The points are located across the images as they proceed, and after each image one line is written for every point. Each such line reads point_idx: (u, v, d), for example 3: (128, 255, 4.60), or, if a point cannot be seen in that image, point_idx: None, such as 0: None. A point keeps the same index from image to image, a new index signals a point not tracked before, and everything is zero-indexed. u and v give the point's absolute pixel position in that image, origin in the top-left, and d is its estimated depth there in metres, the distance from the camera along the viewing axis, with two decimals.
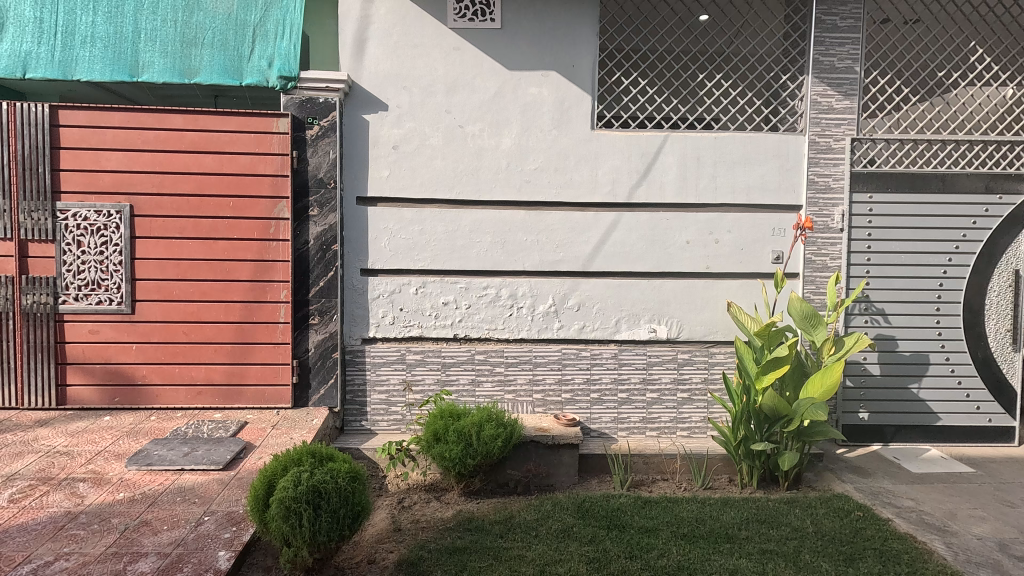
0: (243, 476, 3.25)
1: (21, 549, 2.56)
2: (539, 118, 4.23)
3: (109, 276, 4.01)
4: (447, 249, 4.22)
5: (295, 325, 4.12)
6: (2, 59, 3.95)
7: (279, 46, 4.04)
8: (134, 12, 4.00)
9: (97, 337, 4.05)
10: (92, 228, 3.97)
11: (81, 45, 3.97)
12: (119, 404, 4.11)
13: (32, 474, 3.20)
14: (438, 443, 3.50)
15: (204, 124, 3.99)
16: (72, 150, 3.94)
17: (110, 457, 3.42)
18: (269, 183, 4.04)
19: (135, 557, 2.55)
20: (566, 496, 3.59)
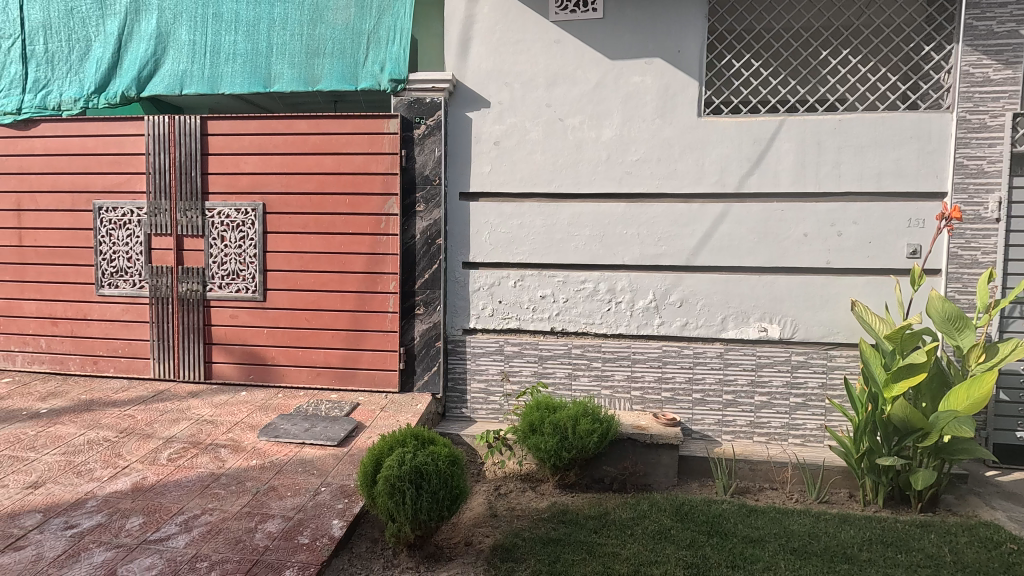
0: (355, 453, 3.51)
1: (176, 502, 2.99)
2: (642, 108, 4.10)
3: (246, 267, 4.50)
4: (546, 243, 4.24)
5: (402, 314, 4.36)
6: (166, 78, 4.59)
7: (390, 51, 4.28)
8: (268, 28, 4.43)
9: (236, 321, 4.57)
10: (233, 224, 4.48)
11: (225, 62, 4.49)
12: (253, 381, 4.61)
13: (186, 438, 3.71)
14: (534, 434, 3.54)
15: (325, 127, 4.34)
16: (218, 156, 4.48)
17: (246, 428, 3.86)
18: (381, 181, 4.31)
19: (264, 518, 2.87)
20: (664, 498, 3.48)
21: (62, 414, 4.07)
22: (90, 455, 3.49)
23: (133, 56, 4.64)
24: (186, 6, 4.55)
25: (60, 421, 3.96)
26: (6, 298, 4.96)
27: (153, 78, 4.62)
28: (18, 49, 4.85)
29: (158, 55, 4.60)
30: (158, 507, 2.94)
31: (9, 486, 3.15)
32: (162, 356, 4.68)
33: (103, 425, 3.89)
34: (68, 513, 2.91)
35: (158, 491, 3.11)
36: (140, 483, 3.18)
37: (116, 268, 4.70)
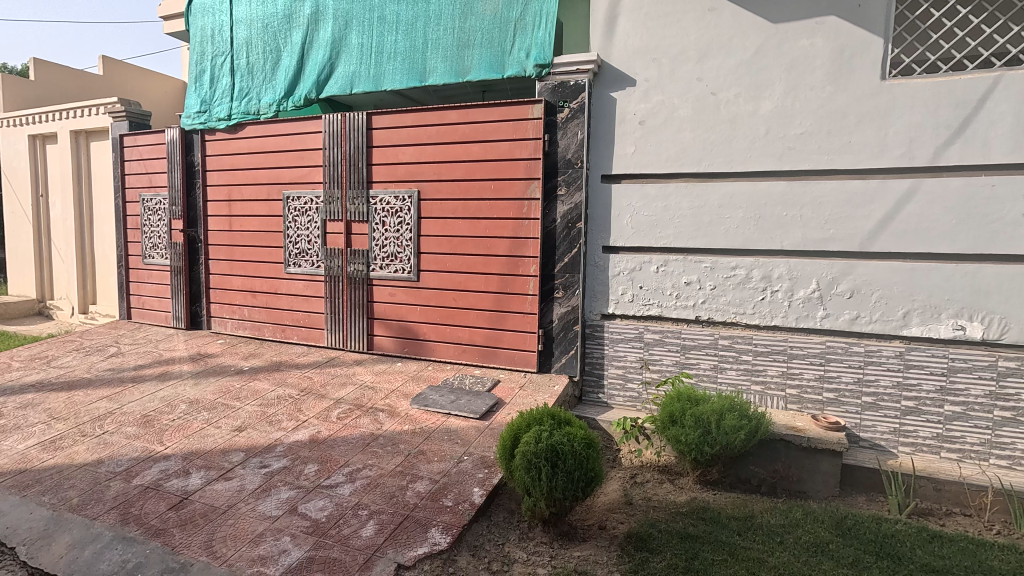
0: (495, 427, 3.68)
1: (344, 455, 3.41)
2: (810, 74, 3.67)
3: (402, 249, 4.91)
4: (692, 226, 4.02)
5: (542, 297, 4.43)
6: (340, 80, 5.15)
7: (536, 37, 4.33)
8: (424, 25, 4.72)
9: (393, 298, 5.02)
10: (392, 211, 4.91)
11: (387, 61, 4.89)
12: (407, 354, 5.04)
13: (351, 400, 4.18)
14: (673, 426, 3.41)
15: (474, 116, 4.54)
16: (380, 148, 4.92)
17: (400, 396, 4.24)
18: (524, 166, 4.40)
19: (414, 478, 3.14)
20: (822, 508, 3.14)
21: (259, 372, 4.83)
22: (278, 408, 4.11)
23: (314, 63, 5.27)
24: (356, 13, 5.03)
25: (258, 378, 4.71)
26: (220, 274, 5.99)
27: (329, 81, 5.21)
28: (229, 64, 5.78)
29: (334, 60, 5.17)
30: (330, 458, 3.37)
31: (222, 428, 3.84)
32: (334, 327, 5.32)
33: (288, 384, 4.55)
34: (262, 455, 3.46)
35: (329, 444, 3.56)
36: (315, 435, 3.67)
37: (299, 250, 5.42)
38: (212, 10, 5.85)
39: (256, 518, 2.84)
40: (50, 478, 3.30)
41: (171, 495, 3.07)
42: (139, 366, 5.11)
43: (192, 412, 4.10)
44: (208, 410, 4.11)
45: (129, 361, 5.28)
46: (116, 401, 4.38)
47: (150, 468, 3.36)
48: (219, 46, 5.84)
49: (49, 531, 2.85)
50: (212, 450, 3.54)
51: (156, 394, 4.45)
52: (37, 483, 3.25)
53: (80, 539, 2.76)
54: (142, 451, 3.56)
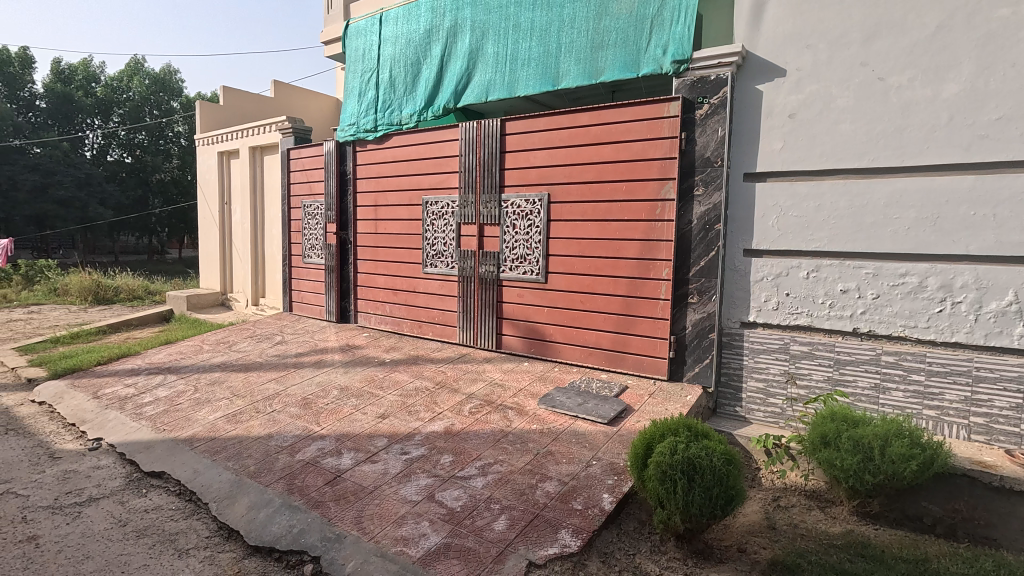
0: (624, 433, 3.60)
1: (476, 449, 3.55)
2: (1011, 49, 3.13)
3: (532, 251, 5.00)
4: (851, 227, 3.61)
5: (675, 302, 4.26)
6: (476, 88, 5.39)
7: (674, 32, 4.17)
8: (558, 29, 4.77)
9: (522, 299, 5.13)
10: (523, 213, 5.02)
11: (522, 67, 5.02)
12: (534, 354, 5.11)
13: (482, 396, 4.35)
14: (826, 448, 3.09)
15: (606, 118, 4.49)
16: (513, 153, 5.06)
17: (528, 395, 4.32)
18: (658, 166, 4.26)
19: (543, 477, 3.18)
20: (1020, 562, 2.65)
21: (398, 364, 5.20)
22: (416, 399, 4.39)
23: (453, 73, 5.57)
24: (492, 23, 5.23)
25: (398, 370, 5.07)
26: (366, 273, 6.55)
27: (467, 90, 5.47)
28: (377, 80, 6.31)
29: (471, 70, 5.42)
30: (463, 451, 3.53)
31: (368, 414, 4.19)
32: (465, 325, 5.57)
33: (425, 377, 4.85)
34: (403, 442, 3.71)
35: (462, 437, 3.73)
36: (450, 427, 3.87)
37: (435, 251, 5.76)
38: (365, 32, 6.43)
39: (399, 500, 3.06)
40: (233, 446, 3.84)
41: (327, 471, 3.42)
42: (299, 354, 5.76)
43: (344, 397, 4.53)
44: (356, 397, 4.52)
45: (291, 349, 5.97)
46: (282, 383, 4.98)
47: (310, 445, 3.77)
48: (369, 64, 6.40)
49: (233, 492, 3.31)
50: (360, 434, 3.88)
51: (313, 379, 4.98)
52: (224, 450, 3.80)
53: (256, 502, 3.17)
54: (303, 430, 4.00)
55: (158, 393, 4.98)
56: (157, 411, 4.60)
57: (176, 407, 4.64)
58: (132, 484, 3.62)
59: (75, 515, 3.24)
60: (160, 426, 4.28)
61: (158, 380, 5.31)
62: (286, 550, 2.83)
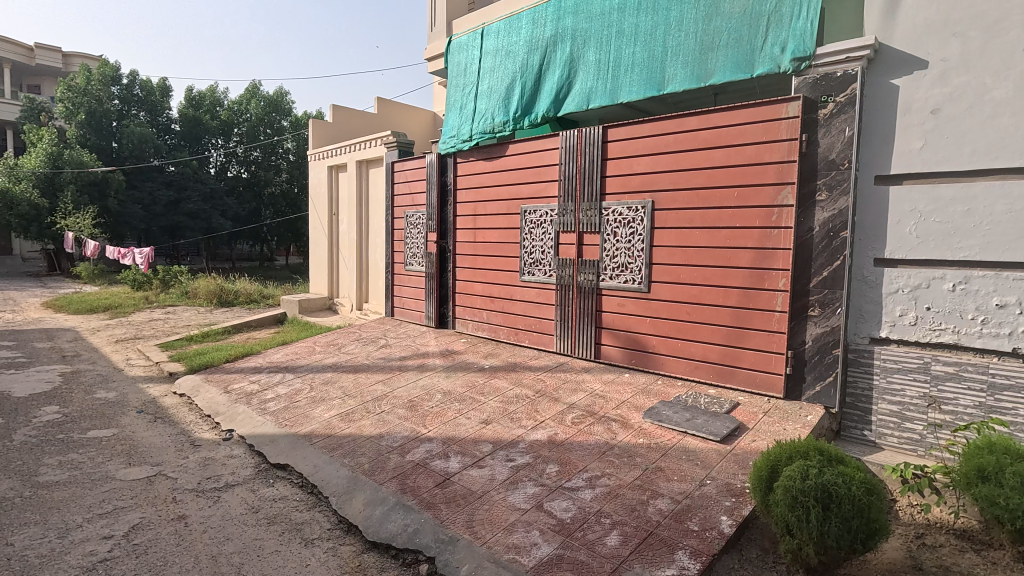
0: (739, 453, 3.40)
1: (582, 460, 3.50)
2: None
3: (633, 260, 4.89)
4: (1010, 234, 3.20)
5: (793, 314, 3.98)
6: (576, 97, 5.38)
7: (794, 27, 3.93)
8: (664, 32, 4.66)
9: (623, 309, 5.03)
10: (625, 221, 4.93)
11: (625, 73, 4.95)
12: (635, 366, 4.98)
13: (583, 407, 4.30)
14: (983, 483, 2.74)
15: (717, 121, 4.32)
16: (615, 160, 5.00)
17: (632, 407, 4.22)
18: (775, 170, 4.02)
19: (654, 494, 3.08)
20: None
21: (498, 371, 5.28)
22: (518, 406, 4.42)
23: (551, 82, 5.61)
24: (594, 30, 5.21)
25: (497, 376, 5.14)
26: (465, 280, 6.73)
27: (567, 98, 5.48)
28: (477, 92, 6.49)
29: (572, 78, 5.43)
30: (568, 462, 3.50)
31: (471, 419, 4.28)
32: (562, 334, 5.54)
33: (524, 384, 4.88)
34: (507, 449, 3.75)
35: (567, 447, 3.70)
36: (553, 437, 3.85)
37: (533, 259, 5.80)
38: (466, 47, 6.65)
39: (508, 507, 3.08)
40: (348, 444, 4.06)
41: (436, 473, 3.52)
42: (402, 357, 6.01)
43: (447, 401, 4.66)
44: (459, 401, 4.63)
45: (395, 352, 6.24)
46: (389, 385, 5.21)
47: (418, 447, 3.90)
48: (469, 78, 6.60)
49: (350, 488, 3.49)
50: (466, 438, 3.96)
51: (417, 382, 5.17)
52: (340, 447, 4.03)
53: (372, 499, 3.32)
54: (412, 431, 4.16)
55: (279, 390, 5.39)
56: (279, 407, 4.97)
57: (295, 403, 5.00)
58: (261, 473, 3.91)
59: (214, 499, 3.52)
60: (283, 421, 4.62)
61: (278, 378, 5.75)
62: (402, 548, 2.93)
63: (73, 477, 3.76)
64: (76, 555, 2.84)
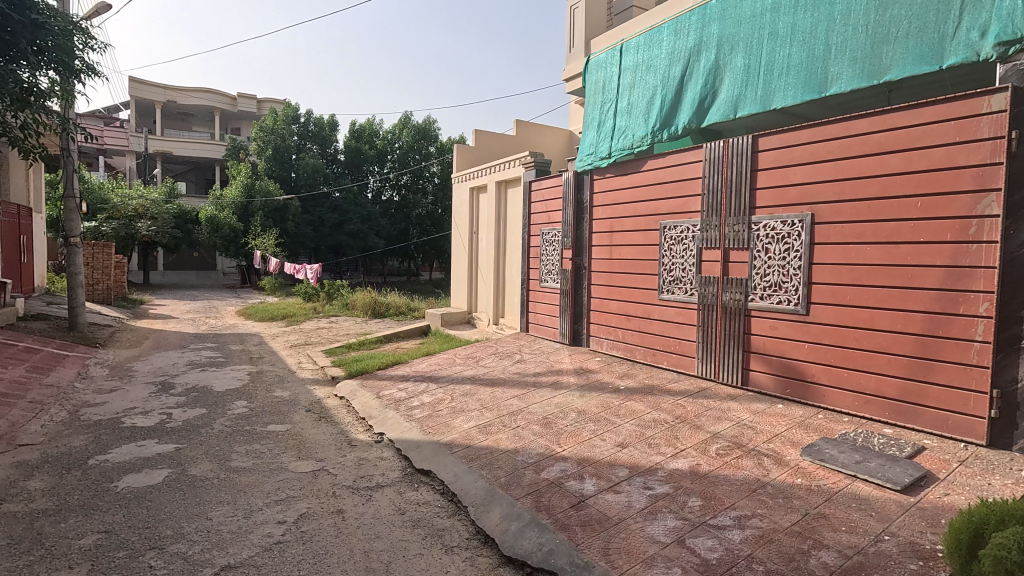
0: (927, 508, 2.89)
1: (729, 496, 3.23)
2: None
3: (789, 279, 4.45)
4: None
5: (999, 346, 3.32)
6: (722, 106, 5.09)
7: (999, 6, 3.34)
8: (827, 29, 4.24)
9: (775, 332, 4.59)
10: (778, 237, 4.52)
11: (779, 76, 4.58)
12: (790, 396, 4.50)
13: (730, 438, 3.97)
14: None
15: (894, 122, 3.80)
16: (767, 171, 4.63)
17: (787, 442, 3.81)
18: (973, 175, 3.41)
19: (818, 544, 2.72)
20: None
21: (634, 393, 5.10)
22: (656, 431, 4.23)
23: (693, 92, 5.38)
24: (743, 35, 4.91)
25: (633, 399, 4.97)
26: (599, 298, 6.64)
27: (711, 107, 5.21)
28: (615, 109, 6.44)
29: (717, 87, 5.15)
30: (713, 496, 3.25)
31: (606, 441, 4.17)
32: (705, 357, 5.20)
33: (662, 409, 4.65)
34: (645, 476, 3.58)
35: (711, 480, 3.44)
36: (696, 467, 3.61)
37: (673, 277, 5.55)
38: (604, 65, 6.65)
39: (646, 539, 2.93)
40: (485, 456, 4.19)
41: (571, 494, 3.47)
42: (537, 373, 6.08)
43: (582, 421, 4.60)
44: (593, 422, 4.55)
45: (530, 368, 6.34)
46: (524, 400, 5.29)
47: (553, 465, 3.89)
48: (607, 95, 6.58)
49: (487, 500, 3.57)
50: (601, 461, 3.87)
51: (551, 400, 5.18)
52: (478, 458, 4.17)
53: (507, 514, 3.37)
54: (546, 449, 4.16)
55: (423, 399, 5.75)
56: (423, 415, 5.30)
57: (437, 413, 5.30)
58: (407, 477, 4.17)
59: (366, 497, 3.81)
60: (427, 429, 4.91)
61: (423, 387, 6.13)
62: (536, 567, 2.92)
63: (256, 464, 4.33)
64: (257, 535, 3.24)
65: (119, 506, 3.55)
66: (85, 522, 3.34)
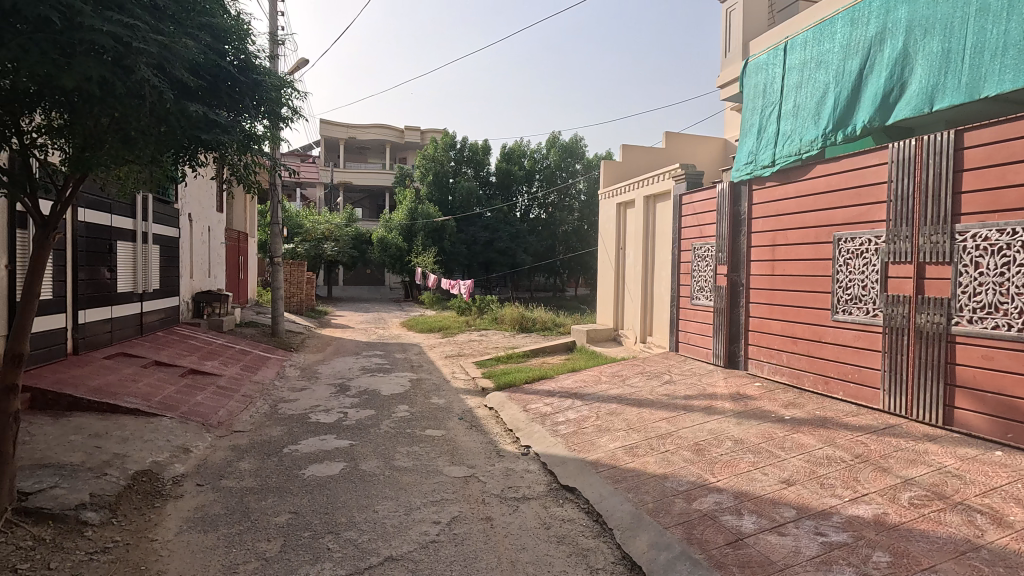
0: None
1: (927, 556, 2.73)
2: None
3: (1009, 299, 3.68)
4: None
5: None
6: (913, 99, 4.42)
7: None
8: None
9: (991, 363, 3.80)
10: (993, 248, 3.77)
11: (990, 59, 3.85)
12: (1014, 443, 3.67)
13: (927, 486, 3.37)
14: None
15: None
16: (976, 171, 3.90)
17: (1009, 499, 3.12)
18: None
19: None
20: None
21: (802, 424, 4.58)
22: (831, 470, 3.74)
23: (874, 87, 4.77)
24: (940, 16, 4.23)
25: (802, 431, 4.47)
26: (760, 317, 6.11)
27: (898, 102, 4.56)
28: (778, 112, 5.96)
29: (906, 79, 4.49)
30: (906, 553, 2.77)
31: (769, 475, 3.80)
32: (894, 388, 4.48)
33: (838, 445, 4.11)
34: (818, 520, 3.18)
35: (903, 533, 2.94)
36: (882, 517, 3.12)
37: (851, 296, 4.92)
38: (765, 67, 6.20)
39: None
40: (632, 479, 4.06)
41: (727, 530, 3.20)
42: (688, 396, 5.76)
43: (739, 451, 4.25)
44: (753, 453, 4.18)
45: (680, 389, 6.04)
46: (674, 424, 5.04)
47: (706, 496, 3.64)
48: (770, 98, 6.11)
49: (634, 525, 3.45)
50: (762, 497, 3.52)
51: (704, 425, 4.87)
52: (625, 480, 4.07)
53: (656, 542, 3.21)
54: (699, 478, 3.91)
55: (569, 415, 5.77)
56: (569, 431, 5.31)
57: (583, 430, 5.27)
58: (552, 492, 4.19)
59: (514, 508, 3.91)
60: (572, 446, 4.91)
61: (568, 403, 6.16)
62: None
63: (415, 465, 4.69)
64: (415, 532, 3.49)
65: (305, 491, 4.08)
66: (280, 502, 3.89)
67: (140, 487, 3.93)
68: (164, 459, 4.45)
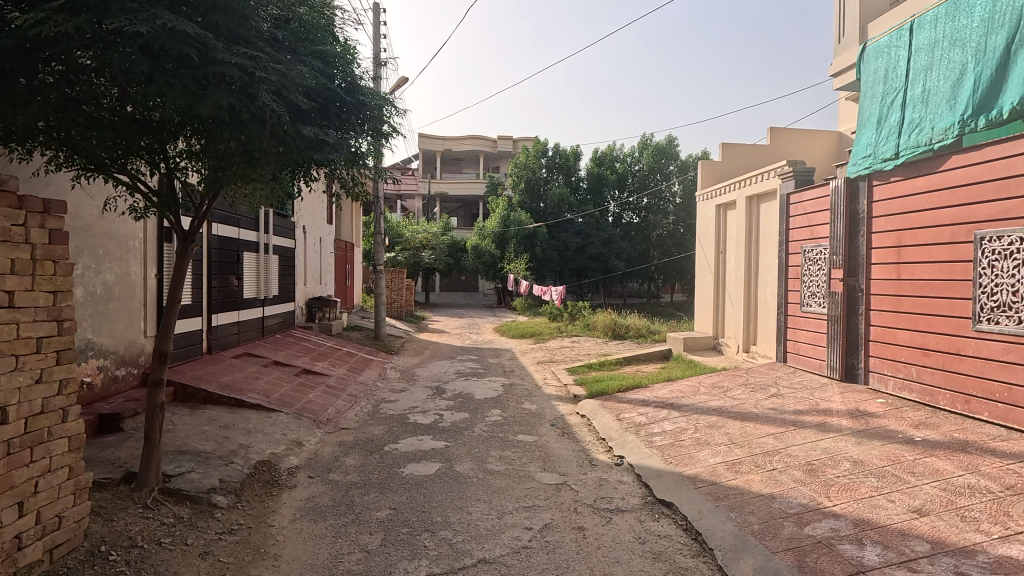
0: None
1: None
2: None
3: None
4: None
5: None
6: None
7: None
8: None
9: None
10: None
11: None
12: None
13: None
14: None
15: None
16: None
17: None
18: None
19: None
20: None
21: (937, 448, 4.06)
22: (974, 501, 3.29)
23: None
24: None
25: (937, 455, 3.97)
26: (883, 326, 5.51)
27: None
28: (904, 99, 5.36)
29: None
30: None
31: (895, 503, 3.40)
32: None
33: (984, 474, 3.59)
34: (958, 557, 2.79)
35: None
36: None
37: (998, 302, 4.30)
38: (888, 49, 5.62)
39: None
40: (736, 497, 3.82)
41: (846, 560, 2.90)
42: (799, 411, 5.32)
43: (860, 474, 3.86)
44: (877, 477, 3.77)
45: (789, 403, 5.60)
46: (782, 440, 4.68)
47: (821, 521, 3.33)
48: (893, 83, 5.52)
49: (739, 547, 3.23)
50: (888, 526, 3.16)
51: (818, 443, 4.47)
52: (726, 498, 3.83)
53: (763, 567, 2.99)
54: (811, 500, 3.59)
55: (664, 426, 5.55)
56: (665, 442, 5.12)
57: (680, 442, 5.05)
58: (647, 505, 4.04)
59: (607, 519, 3.82)
60: (669, 459, 4.72)
61: (664, 414, 5.92)
62: None
63: (507, 470, 4.73)
64: (508, 536, 3.52)
65: (404, 489, 4.26)
66: (381, 497, 4.09)
67: (260, 476, 4.31)
68: (281, 451, 4.85)
